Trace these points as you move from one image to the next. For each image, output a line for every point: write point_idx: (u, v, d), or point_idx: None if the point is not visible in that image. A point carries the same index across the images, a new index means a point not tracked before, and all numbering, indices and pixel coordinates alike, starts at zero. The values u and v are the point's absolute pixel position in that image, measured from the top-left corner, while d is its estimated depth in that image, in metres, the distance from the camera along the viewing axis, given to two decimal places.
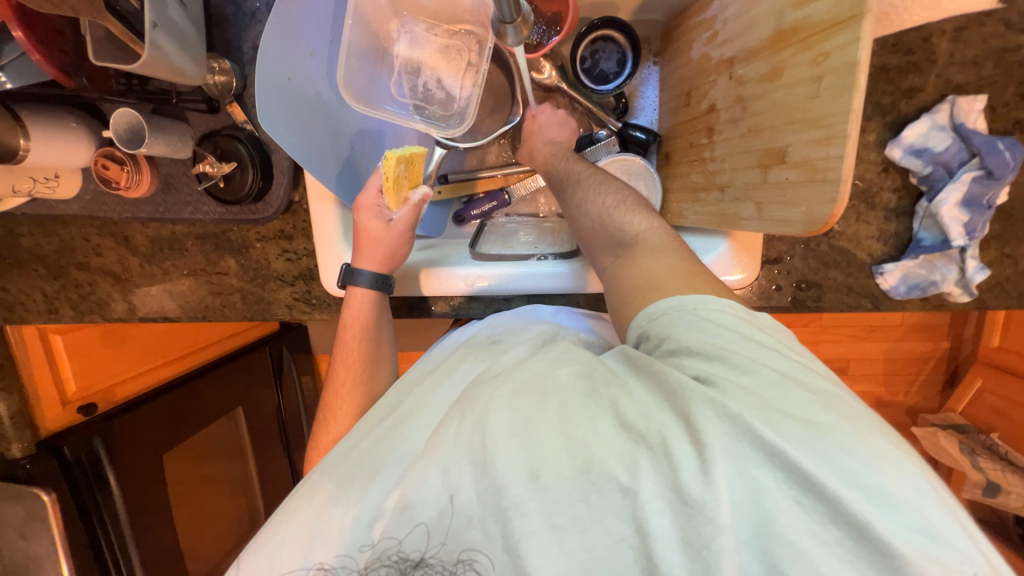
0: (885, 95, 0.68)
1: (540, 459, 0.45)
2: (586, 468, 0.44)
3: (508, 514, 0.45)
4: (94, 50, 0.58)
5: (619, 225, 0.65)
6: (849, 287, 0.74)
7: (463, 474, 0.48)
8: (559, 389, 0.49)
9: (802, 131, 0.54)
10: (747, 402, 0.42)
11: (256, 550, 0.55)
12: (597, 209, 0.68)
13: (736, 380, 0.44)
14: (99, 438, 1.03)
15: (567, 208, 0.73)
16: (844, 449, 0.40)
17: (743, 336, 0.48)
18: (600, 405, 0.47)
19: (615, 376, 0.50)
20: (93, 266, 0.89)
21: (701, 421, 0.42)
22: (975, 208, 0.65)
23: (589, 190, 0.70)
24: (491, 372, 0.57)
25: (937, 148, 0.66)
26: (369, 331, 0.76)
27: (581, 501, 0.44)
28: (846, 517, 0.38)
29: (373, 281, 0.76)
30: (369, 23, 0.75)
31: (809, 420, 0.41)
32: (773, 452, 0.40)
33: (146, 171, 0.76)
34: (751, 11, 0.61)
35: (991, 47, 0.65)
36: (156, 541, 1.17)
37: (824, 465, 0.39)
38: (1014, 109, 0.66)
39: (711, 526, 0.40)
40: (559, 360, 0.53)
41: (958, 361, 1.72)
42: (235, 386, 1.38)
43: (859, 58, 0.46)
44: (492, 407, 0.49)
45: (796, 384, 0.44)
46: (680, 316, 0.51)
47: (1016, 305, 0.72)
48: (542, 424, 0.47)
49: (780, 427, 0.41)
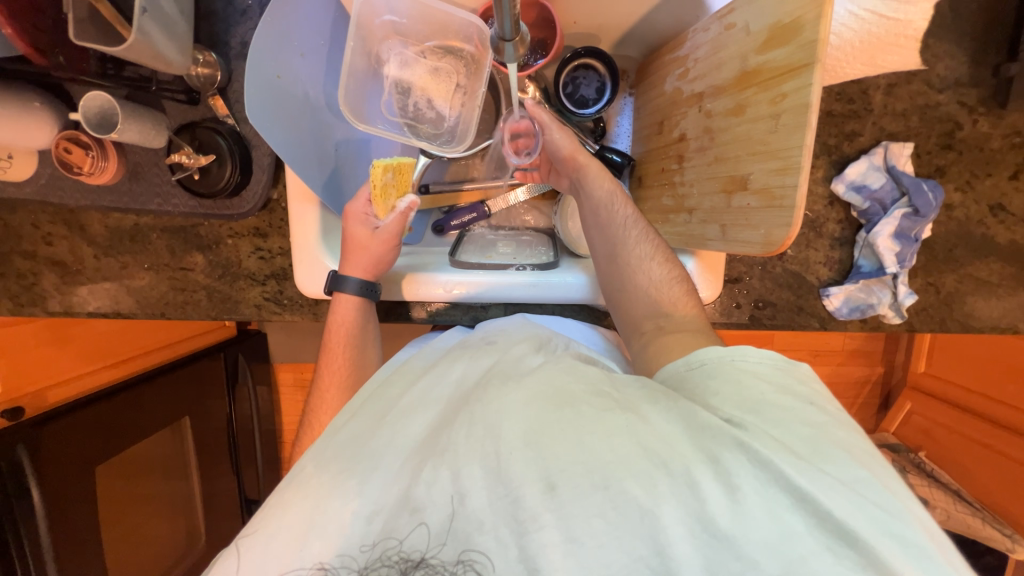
0: (831, 137, 0.77)
1: (561, 478, 0.49)
2: (605, 484, 0.48)
3: (525, 526, 0.48)
4: (76, 30, 0.56)
5: (667, 300, 0.70)
6: (799, 307, 0.80)
7: (473, 477, 0.51)
8: (574, 402, 0.54)
9: (763, 162, 0.60)
10: (777, 448, 0.47)
11: (251, 544, 0.53)
12: (650, 278, 0.72)
13: (772, 432, 0.49)
14: (25, 445, 0.93)
15: (614, 258, 0.74)
16: (875, 502, 0.45)
17: (778, 387, 0.53)
18: (621, 422, 0.51)
19: (629, 399, 0.54)
20: (40, 254, 0.83)
21: (732, 465, 0.47)
22: (904, 240, 0.73)
23: (646, 254, 0.73)
24: (502, 374, 0.61)
25: (873, 185, 0.75)
26: (354, 338, 0.79)
27: (598, 517, 0.47)
28: (873, 561, 0.43)
29: (359, 287, 0.78)
30: (367, 44, 0.78)
31: (842, 475, 0.46)
32: (803, 498, 0.45)
33: (113, 159, 0.73)
34: (720, 52, 0.68)
35: (916, 102, 0.75)
36: (81, 562, 1.06)
37: (853, 513, 0.44)
38: (935, 157, 0.76)
39: (741, 561, 0.44)
40: (570, 373, 0.58)
41: (891, 386, 1.87)
42: (184, 393, 1.30)
43: (810, 100, 0.53)
44: (506, 413, 0.54)
45: (827, 437, 0.49)
46: (722, 369, 0.57)
47: (938, 329, 0.81)
48: (557, 435, 0.51)
49: (812, 476, 0.46)
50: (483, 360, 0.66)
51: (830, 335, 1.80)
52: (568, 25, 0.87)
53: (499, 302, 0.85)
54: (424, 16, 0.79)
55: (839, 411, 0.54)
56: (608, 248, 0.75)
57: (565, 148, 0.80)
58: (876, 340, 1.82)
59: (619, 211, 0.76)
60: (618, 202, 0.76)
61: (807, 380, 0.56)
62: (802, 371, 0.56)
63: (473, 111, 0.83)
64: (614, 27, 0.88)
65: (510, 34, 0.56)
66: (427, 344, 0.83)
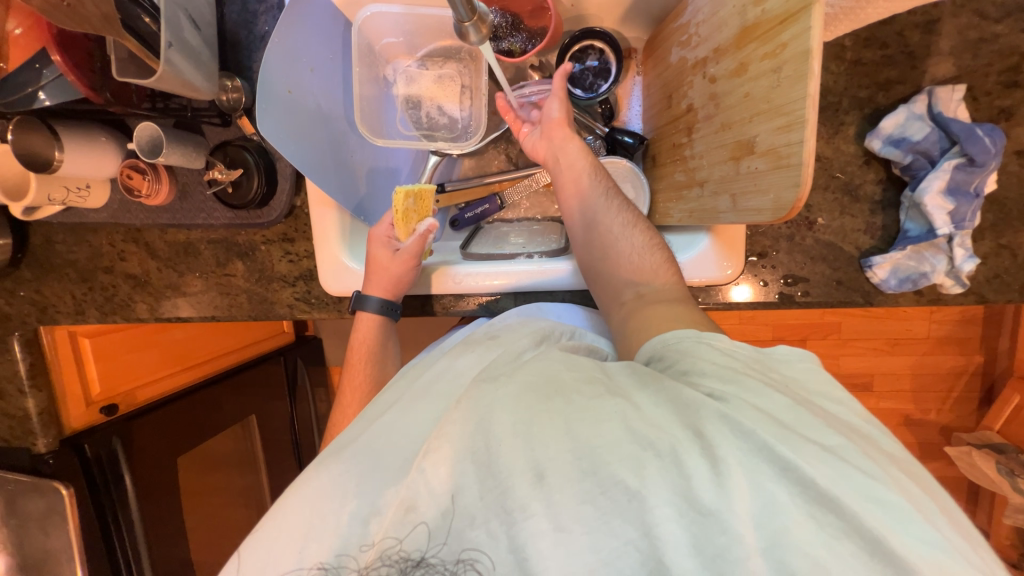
0: (862, 88, 0.69)
1: (544, 457, 0.47)
2: (592, 469, 0.45)
3: (514, 516, 0.46)
4: (117, 67, 0.66)
5: (647, 268, 0.70)
6: (838, 281, 0.73)
7: (467, 473, 0.49)
8: (564, 388, 0.51)
9: (767, 121, 0.55)
10: (758, 418, 0.45)
11: (252, 547, 0.55)
12: (631, 245, 0.72)
13: (754, 402, 0.47)
14: (119, 438, 1.08)
15: (595, 228, 0.74)
16: (861, 469, 0.42)
17: (752, 367, 0.52)
18: (611, 410, 0.48)
19: (621, 386, 0.51)
20: (117, 269, 0.96)
21: (715, 436, 0.45)
22: (961, 196, 0.64)
23: (627, 221, 0.73)
24: (497, 368, 0.58)
25: (915, 137, 0.66)
26: (375, 352, 0.86)
27: (588, 503, 0.45)
28: (862, 531, 0.40)
29: (380, 306, 0.82)
30: (371, 69, 0.85)
31: (823, 442, 0.44)
32: (789, 467, 0.42)
33: (165, 181, 0.83)
34: (719, 11, 0.64)
35: (967, 38, 0.66)
36: (165, 542, 1.20)
37: (837, 480, 0.42)
38: (997, 98, 0.66)
39: (727, 535, 0.42)
40: (562, 362, 0.55)
41: (994, 377, 1.61)
42: (251, 394, 1.43)
43: (811, 46, 0.48)
44: (494, 405, 0.51)
45: (806, 408, 0.47)
46: (694, 346, 0.56)
47: (1018, 298, 0.70)
48: (545, 423, 0.48)
49: (797, 445, 0.43)
50: (490, 354, 0.65)
51: (910, 321, 1.59)
52: (566, 9, 0.86)
53: (510, 293, 0.85)
54: (420, 28, 0.84)
55: (817, 387, 0.52)
56: (589, 218, 0.75)
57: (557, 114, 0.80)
58: (970, 325, 1.58)
59: (601, 182, 0.76)
60: (599, 176, 0.76)
61: (782, 358, 0.55)
62: (780, 353, 0.55)
63: (482, 105, 0.85)
64: (615, 5, 0.85)
65: (467, 16, 0.56)
66: (438, 345, 0.81)
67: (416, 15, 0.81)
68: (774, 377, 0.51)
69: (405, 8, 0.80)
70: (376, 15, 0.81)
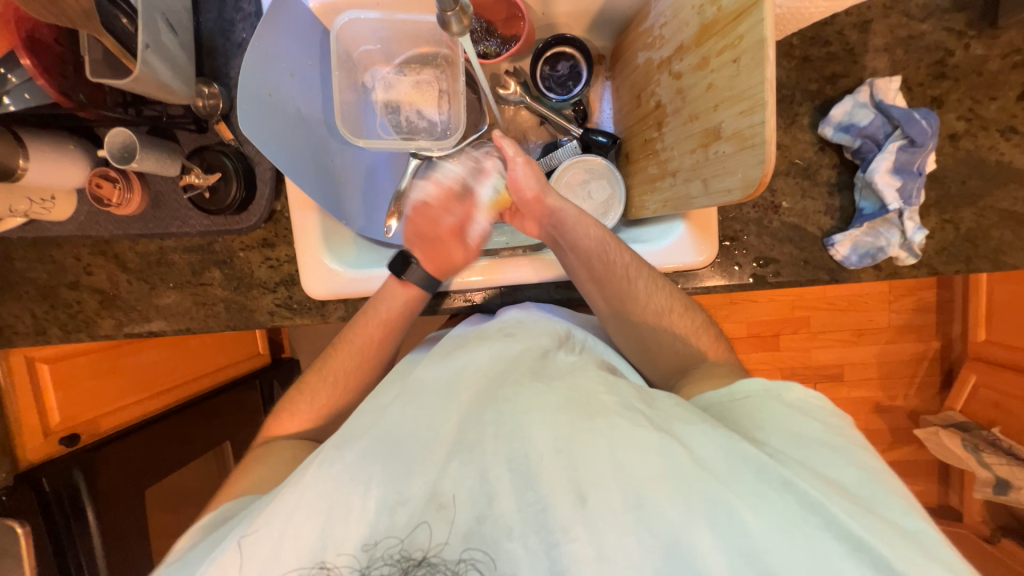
0: (812, 81, 0.76)
1: (588, 485, 0.50)
2: (638, 504, 0.49)
3: (555, 537, 0.49)
4: (92, 69, 0.65)
5: (693, 351, 0.76)
6: (805, 260, 0.77)
7: (501, 478, 0.52)
8: (606, 413, 0.55)
9: (731, 108, 0.59)
10: (826, 490, 0.48)
11: (255, 537, 0.52)
12: (676, 333, 0.77)
13: (826, 473, 0.51)
14: (80, 469, 1.00)
15: (627, 313, 0.77)
16: (937, 559, 0.45)
17: (827, 428, 0.55)
18: (665, 451, 0.51)
19: (668, 423, 0.55)
20: (83, 284, 0.91)
21: (775, 500, 0.48)
22: (906, 174, 0.71)
23: (665, 307, 0.76)
24: (533, 374, 0.62)
25: (862, 122, 0.72)
26: (371, 352, 0.82)
27: (632, 536, 0.48)
28: None
29: (424, 278, 0.80)
30: (349, 75, 0.87)
31: (899, 523, 0.47)
32: (858, 545, 0.45)
33: (136, 190, 0.81)
34: (681, 12, 0.69)
35: (898, 35, 0.74)
36: None
37: (913, 564, 0.44)
38: (928, 88, 0.74)
39: None
40: (602, 385, 0.60)
41: (952, 361, 1.71)
42: (226, 417, 1.37)
43: (765, 35, 0.52)
44: (543, 436, 0.54)
45: (884, 485, 0.50)
46: (765, 402, 0.60)
47: (965, 269, 0.76)
48: (587, 445, 0.52)
49: (869, 524, 0.46)
50: (506, 355, 0.65)
51: (872, 311, 1.68)
52: (538, 17, 0.90)
53: (495, 289, 0.87)
54: (397, 35, 0.88)
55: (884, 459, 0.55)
56: (617, 304, 0.77)
57: (530, 190, 0.78)
58: (925, 313, 1.69)
59: (618, 260, 0.76)
60: (613, 252, 0.76)
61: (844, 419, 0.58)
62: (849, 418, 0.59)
63: (459, 106, 0.87)
64: (583, 13, 0.90)
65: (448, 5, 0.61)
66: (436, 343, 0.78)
67: (395, 21, 0.85)
68: (852, 442, 0.54)
69: (382, 15, 0.83)
70: (353, 21, 0.83)
